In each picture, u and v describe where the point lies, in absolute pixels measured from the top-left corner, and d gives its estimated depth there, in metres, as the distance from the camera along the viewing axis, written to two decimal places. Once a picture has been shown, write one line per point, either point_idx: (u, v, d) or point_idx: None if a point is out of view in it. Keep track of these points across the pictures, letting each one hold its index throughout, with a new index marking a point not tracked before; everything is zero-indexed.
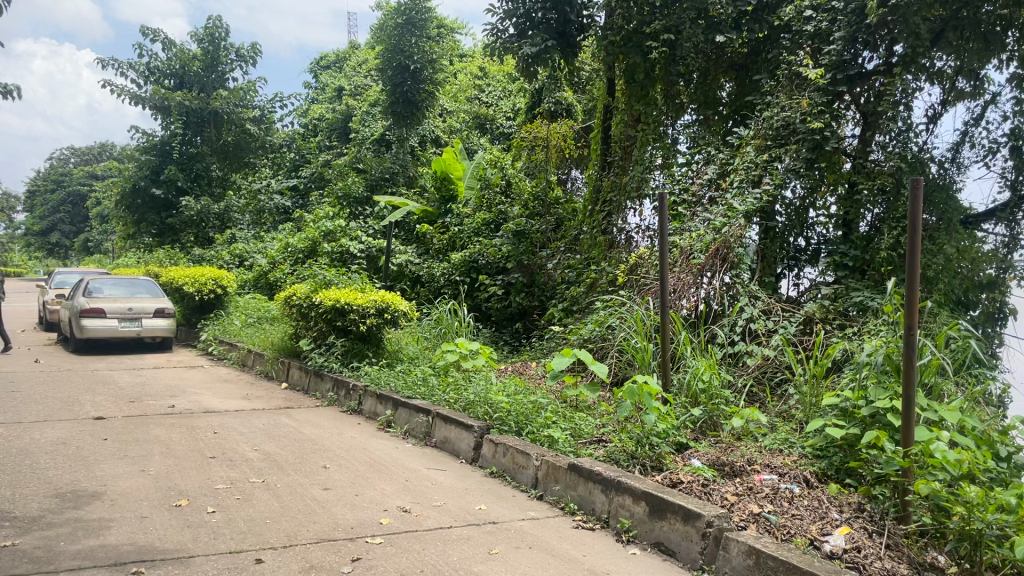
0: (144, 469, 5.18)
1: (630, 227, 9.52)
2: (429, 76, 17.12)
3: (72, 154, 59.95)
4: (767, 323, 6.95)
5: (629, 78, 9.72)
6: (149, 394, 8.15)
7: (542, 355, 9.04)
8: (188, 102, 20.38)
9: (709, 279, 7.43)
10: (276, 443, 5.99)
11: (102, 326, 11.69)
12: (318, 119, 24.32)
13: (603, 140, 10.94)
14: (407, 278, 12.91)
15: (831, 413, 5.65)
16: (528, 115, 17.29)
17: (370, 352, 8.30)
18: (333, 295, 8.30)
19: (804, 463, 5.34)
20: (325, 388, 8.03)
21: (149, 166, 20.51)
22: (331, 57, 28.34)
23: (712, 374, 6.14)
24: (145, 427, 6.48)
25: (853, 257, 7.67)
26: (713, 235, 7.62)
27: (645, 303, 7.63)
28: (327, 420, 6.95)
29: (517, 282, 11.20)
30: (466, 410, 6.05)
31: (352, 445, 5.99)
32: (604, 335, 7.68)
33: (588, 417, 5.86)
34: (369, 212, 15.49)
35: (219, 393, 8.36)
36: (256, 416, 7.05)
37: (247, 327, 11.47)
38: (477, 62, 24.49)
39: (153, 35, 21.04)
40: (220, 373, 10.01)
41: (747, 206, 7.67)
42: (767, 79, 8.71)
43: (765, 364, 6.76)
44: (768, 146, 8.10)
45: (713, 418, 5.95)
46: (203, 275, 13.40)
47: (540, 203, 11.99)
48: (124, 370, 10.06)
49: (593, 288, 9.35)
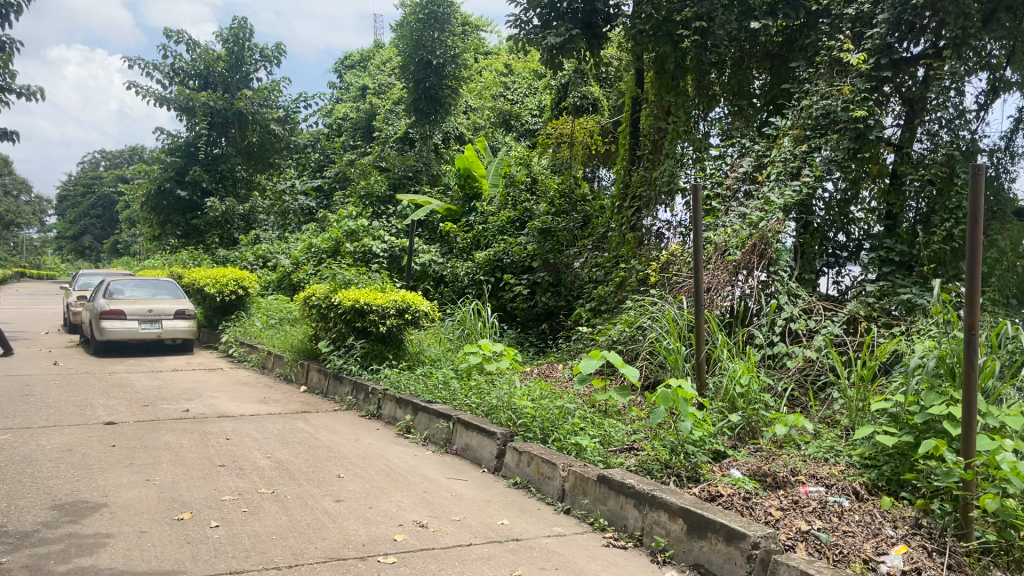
0: (150, 478, 4.92)
1: (660, 223, 9.13)
2: (452, 72, 16.85)
3: (103, 157, 60.85)
4: (809, 322, 6.55)
5: (659, 68, 9.36)
6: (164, 398, 7.93)
7: (568, 357, 8.71)
8: (212, 102, 20.31)
9: (746, 277, 7.04)
10: (289, 450, 5.70)
11: (122, 328, 11.54)
12: (342, 119, 24.17)
13: (631, 134, 10.57)
14: (430, 278, 12.49)
15: (880, 419, 5.23)
16: (553, 111, 16.94)
17: (390, 354, 8.00)
18: (352, 296, 8.02)
19: (852, 473, 4.94)
20: (344, 391, 7.75)
21: (174, 168, 20.46)
22: (355, 57, 28.20)
23: (751, 378, 5.75)
24: (155, 433, 6.24)
25: (900, 253, 7.30)
26: (749, 230, 7.21)
27: (678, 302, 7.24)
28: (344, 425, 6.66)
29: (543, 281, 10.86)
30: (489, 416, 5.72)
31: (369, 452, 5.69)
32: (635, 336, 7.31)
33: (618, 423, 5.51)
34: (392, 211, 15.26)
35: (236, 396, 8.12)
36: (271, 421, 6.78)
37: (268, 328, 11.25)
38: (502, 59, 24.19)
39: (177, 36, 21.01)
40: (239, 375, 9.79)
41: (785, 199, 7.26)
42: (805, 67, 8.29)
43: (807, 366, 6.35)
44: (807, 136, 7.68)
45: (753, 424, 5.57)
46: (224, 275, 13.20)
47: (567, 200, 11.64)
48: (143, 373, 9.88)
49: (622, 288, 8.98)
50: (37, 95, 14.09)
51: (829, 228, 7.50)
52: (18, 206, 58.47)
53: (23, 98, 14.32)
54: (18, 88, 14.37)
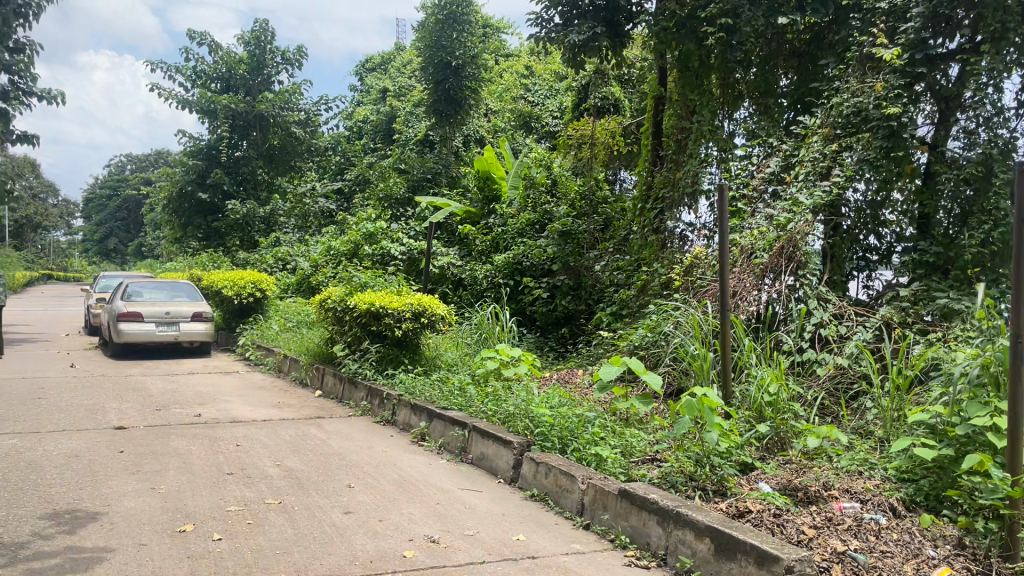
0: (155, 486, 4.77)
1: (683, 225, 8.89)
2: (472, 73, 16.67)
3: (128, 161, 61.50)
4: (840, 328, 6.27)
5: (683, 66, 9.12)
6: (177, 402, 7.80)
7: (589, 363, 8.50)
8: (234, 105, 20.31)
9: (773, 280, 6.78)
10: (300, 457, 5.53)
11: (139, 331, 11.46)
12: (362, 122, 24.11)
13: (654, 133, 10.39)
14: (449, 281, 12.39)
15: (918, 430, 4.97)
16: (575, 112, 16.73)
17: (406, 358, 7.82)
18: (367, 299, 7.85)
19: (888, 488, 4.68)
20: (358, 396, 7.59)
21: (195, 170, 20.47)
22: (376, 59, 28.15)
23: (779, 386, 5.51)
24: (165, 438, 6.10)
25: (935, 254, 7.01)
26: (776, 232, 6.96)
27: (702, 306, 7.00)
28: (357, 432, 6.49)
29: (563, 284, 10.60)
30: (505, 424, 5.51)
31: (382, 461, 5.51)
32: (657, 341, 7.08)
33: (639, 433, 5.29)
34: (410, 213, 15.12)
35: (250, 401, 7.97)
36: (283, 427, 6.63)
37: (285, 331, 11.12)
38: (523, 60, 24.04)
39: (199, 39, 21.04)
40: (254, 379, 9.66)
41: (815, 199, 7.00)
42: (835, 64, 8.02)
43: (838, 374, 6.10)
44: (837, 135, 7.42)
45: (781, 435, 5.33)
46: (242, 277, 13.07)
47: (588, 202, 11.43)
48: (158, 376, 9.78)
49: (644, 292, 8.74)
50: (59, 98, 14.10)
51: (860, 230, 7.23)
52: (44, 208, 59.13)
53: (45, 100, 14.34)
54: (40, 91, 14.40)
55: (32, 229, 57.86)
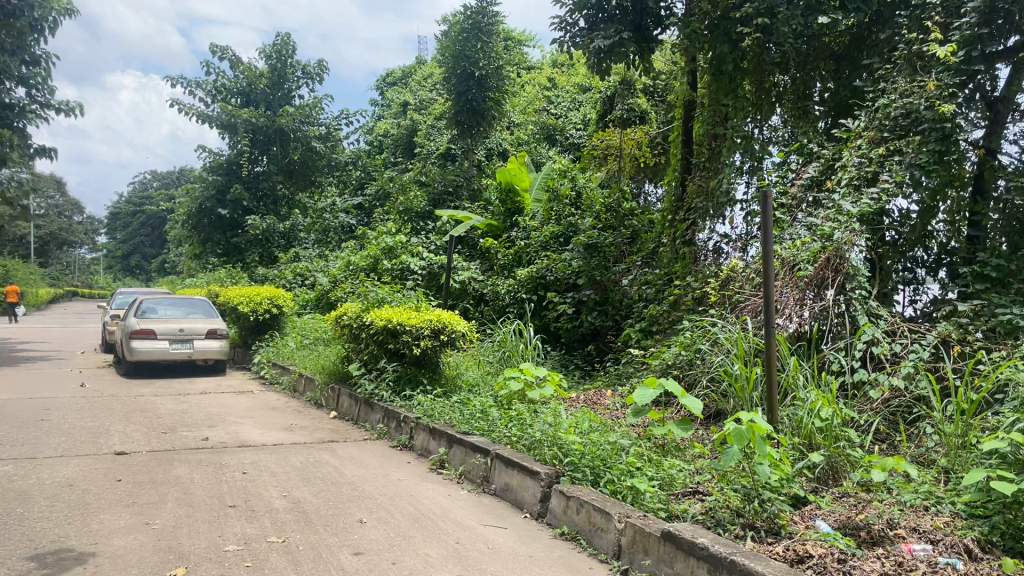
0: (150, 521, 4.37)
1: (717, 236, 8.43)
2: (495, 84, 16.32)
3: (153, 178, 62.04)
4: (895, 346, 5.76)
5: (716, 70, 8.69)
6: (185, 424, 7.43)
7: (618, 381, 8.04)
8: (254, 119, 20.14)
9: (818, 295, 6.28)
10: (310, 487, 5.12)
11: (151, 348, 11.15)
12: (383, 136, 23.86)
13: (684, 140, 9.99)
14: (470, 296, 12.00)
15: (991, 460, 4.48)
16: (599, 123, 16.33)
17: (425, 378, 7.41)
18: (384, 315, 7.45)
19: (960, 525, 4.18)
20: (374, 418, 7.17)
21: (215, 186, 20.26)
22: (397, 73, 27.97)
23: (832, 411, 5.02)
24: (168, 465, 5.71)
25: (995, 267, 6.45)
26: (821, 243, 6.47)
27: (741, 322, 6.53)
28: (372, 458, 6.06)
29: (590, 299, 10.13)
30: (531, 451, 5.07)
31: (398, 492, 5.08)
32: (693, 360, 6.63)
33: (678, 462, 4.83)
34: (431, 227, 14.77)
35: (261, 423, 7.58)
36: (294, 452, 6.22)
37: (301, 348, 10.75)
38: (545, 72, 23.75)
39: (221, 53, 20.90)
40: (268, 399, 9.28)
41: (862, 207, 6.50)
42: (880, 65, 7.55)
43: (894, 398, 5.58)
44: (884, 139, 6.93)
45: (835, 464, 4.85)
46: (259, 293, 12.75)
47: (614, 214, 11.03)
48: (169, 396, 9.42)
49: (677, 307, 8.27)
50: (76, 111, 13.92)
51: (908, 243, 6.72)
52: (70, 225, 59.55)
53: (63, 114, 14.17)
54: (57, 104, 14.23)
55: (57, 245, 58.26)
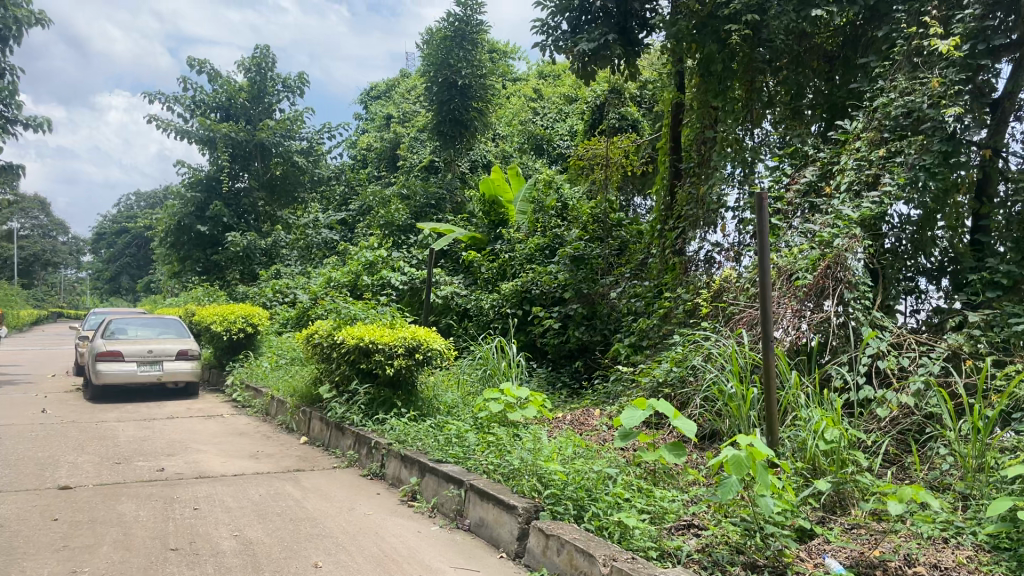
0: (77, 569, 3.88)
1: (709, 245, 8.00)
2: (478, 93, 15.92)
3: (138, 198, 61.48)
4: (902, 360, 5.32)
5: (704, 71, 8.31)
6: (142, 453, 6.94)
7: (607, 400, 7.59)
8: (234, 134, 19.70)
9: (818, 306, 5.85)
10: (266, 525, 4.64)
11: (118, 371, 10.63)
12: (367, 150, 23.53)
13: (671, 147, 9.62)
14: (453, 312, 11.53)
15: (1017, 486, 4.04)
16: (586, 133, 15.97)
17: (399, 401, 6.91)
18: (356, 334, 6.99)
19: (987, 559, 3.73)
20: (345, 444, 6.69)
21: (194, 203, 19.75)
22: (381, 86, 27.63)
23: (838, 432, 4.59)
24: (113, 501, 5.22)
25: (1006, 273, 6.01)
26: (820, 250, 6.06)
27: (736, 336, 6.09)
28: (339, 489, 5.58)
29: (576, 313, 9.69)
30: (508, 482, 4.61)
31: (364, 528, 4.61)
32: (685, 377, 6.20)
33: (672, 492, 4.38)
34: (413, 241, 14.34)
35: (226, 450, 7.08)
36: (256, 483, 5.74)
37: (274, 368, 10.26)
38: (530, 84, 23.49)
39: (198, 67, 20.45)
40: (237, 423, 8.78)
41: (862, 212, 6.09)
42: (877, 62, 7.18)
43: (903, 416, 5.14)
44: (884, 140, 6.53)
45: (843, 492, 4.43)
46: (233, 312, 12.26)
47: (601, 224, 10.62)
48: (133, 422, 8.91)
49: (667, 321, 7.83)
50: (44, 126, 13.44)
51: (907, 252, 6.26)
52: (53, 245, 58.77)
53: (30, 128, 13.69)
54: (25, 119, 13.75)
55: (42, 266, 57.49)
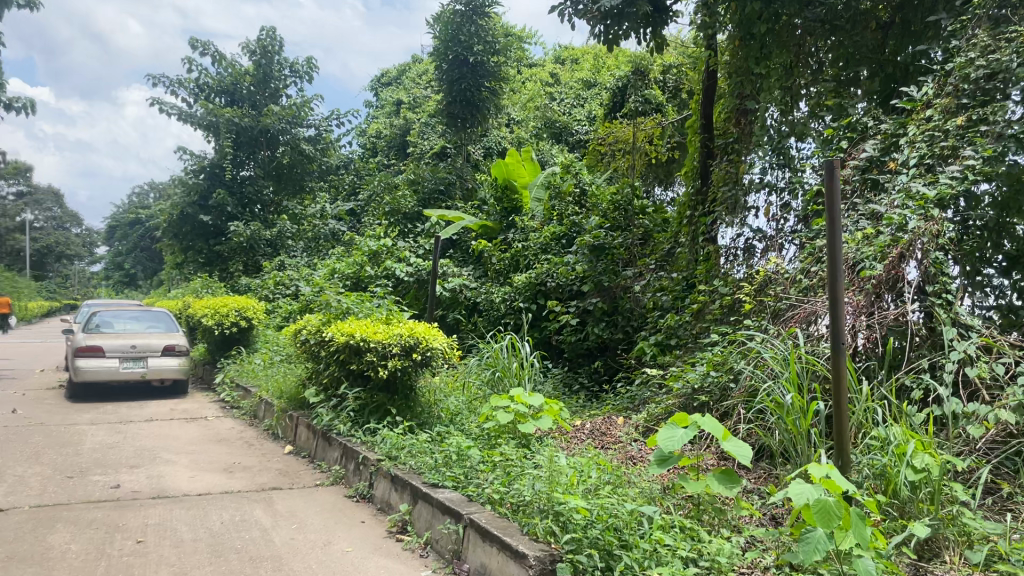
0: None
1: (748, 232, 7.07)
2: (491, 72, 14.96)
3: (151, 189, 61.02)
4: (998, 367, 4.35)
5: (745, 32, 7.39)
6: (103, 464, 6.09)
7: (631, 406, 6.70)
8: (238, 119, 18.86)
9: (890, 304, 4.93)
10: (219, 567, 3.76)
11: (99, 368, 9.82)
12: (376, 137, 22.69)
13: (703, 124, 8.69)
14: (462, 306, 10.60)
15: None
16: (606, 116, 15.05)
17: (394, 408, 6.02)
18: (346, 330, 6.11)
19: None
20: (332, 457, 5.81)
21: (196, 191, 18.90)
22: (393, 71, 26.78)
23: (930, 458, 3.65)
24: (45, 530, 4.36)
25: None
26: (889, 235, 5.12)
27: (789, 336, 5.16)
28: (317, 515, 4.70)
29: (596, 308, 8.77)
30: (518, 518, 3.71)
31: (338, 572, 3.73)
32: (727, 385, 5.31)
33: (722, 537, 3.50)
34: (420, 229, 13.47)
35: (198, 462, 6.23)
36: (223, 506, 4.88)
37: (266, 366, 9.40)
38: (547, 68, 22.61)
39: (201, 48, 19.63)
40: (220, 428, 7.93)
41: (940, 190, 5.10)
42: (951, 20, 6.25)
43: (1002, 435, 4.16)
44: (963, 107, 5.60)
45: (935, 536, 3.53)
46: (225, 304, 11.44)
47: (623, 212, 9.75)
48: (107, 425, 8.07)
49: (701, 318, 6.91)
50: (29, 106, 12.61)
51: (981, 239, 5.12)
52: (67, 236, 58.29)
53: (14, 110, 12.84)
54: (9, 100, 12.91)
55: (54, 258, 57.07)
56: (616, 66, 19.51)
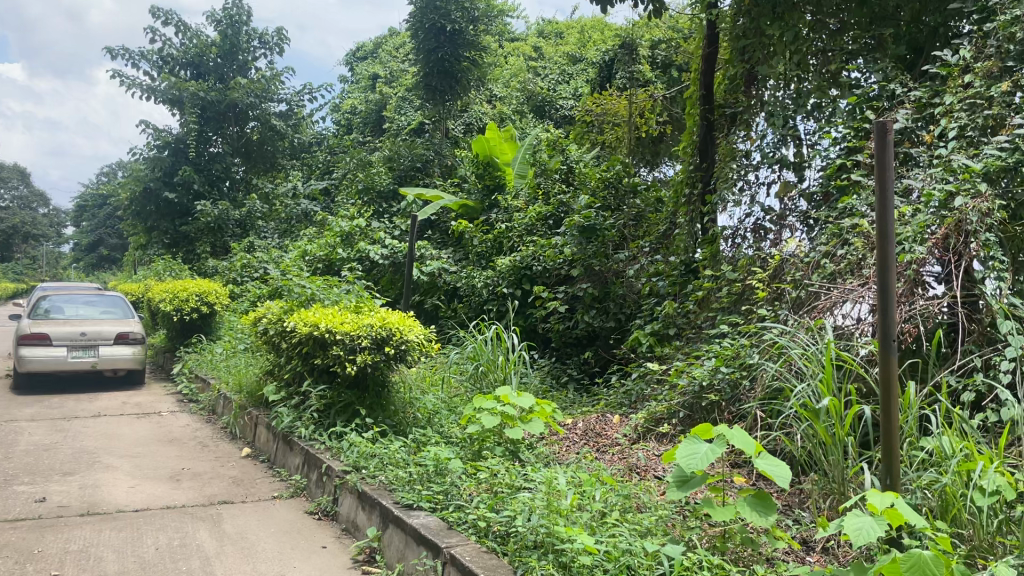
0: None
1: (757, 212, 6.44)
2: (470, 42, 14.20)
3: (118, 167, 59.31)
4: None
5: None
6: (31, 471, 5.35)
7: (627, 402, 6.08)
8: (204, 93, 17.93)
9: (928, 293, 4.33)
10: None
11: (44, 358, 9.01)
12: (351, 113, 21.84)
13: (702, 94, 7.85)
14: (441, 291, 9.89)
15: None
16: (592, 92, 14.36)
17: (364, 407, 5.34)
18: (311, 319, 5.41)
19: None
20: (293, 463, 5.13)
21: (161, 167, 17.92)
22: (369, 46, 25.89)
23: (1003, 480, 3.04)
24: None
25: None
26: (931, 214, 4.51)
27: (815, 328, 4.53)
28: (274, 536, 4.04)
29: (586, 294, 8.12)
30: (508, 553, 3.05)
31: None
32: (742, 384, 4.69)
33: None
34: (396, 209, 12.74)
35: (142, 467, 5.52)
36: (162, 525, 4.19)
37: (228, 355, 8.68)
38: (529, 43, 21.85)
39: (165, 18, 18.63)
40: (174, 425, 7.21)
41: (986, 162, 4.48)
42: None
43: None
44: (1007, 71, 5.02)
45: None
46: (185, 288, 10.67)
47: (611, 190, 9.05)
48: (48, 422, 7.29)
49: (705, 306, 6.30)
50: None
51: None
52: (33, 216, 56.53)
53: None
54: None
55: (21, 239, 55.48)
56: (602, 41, 18.82)
